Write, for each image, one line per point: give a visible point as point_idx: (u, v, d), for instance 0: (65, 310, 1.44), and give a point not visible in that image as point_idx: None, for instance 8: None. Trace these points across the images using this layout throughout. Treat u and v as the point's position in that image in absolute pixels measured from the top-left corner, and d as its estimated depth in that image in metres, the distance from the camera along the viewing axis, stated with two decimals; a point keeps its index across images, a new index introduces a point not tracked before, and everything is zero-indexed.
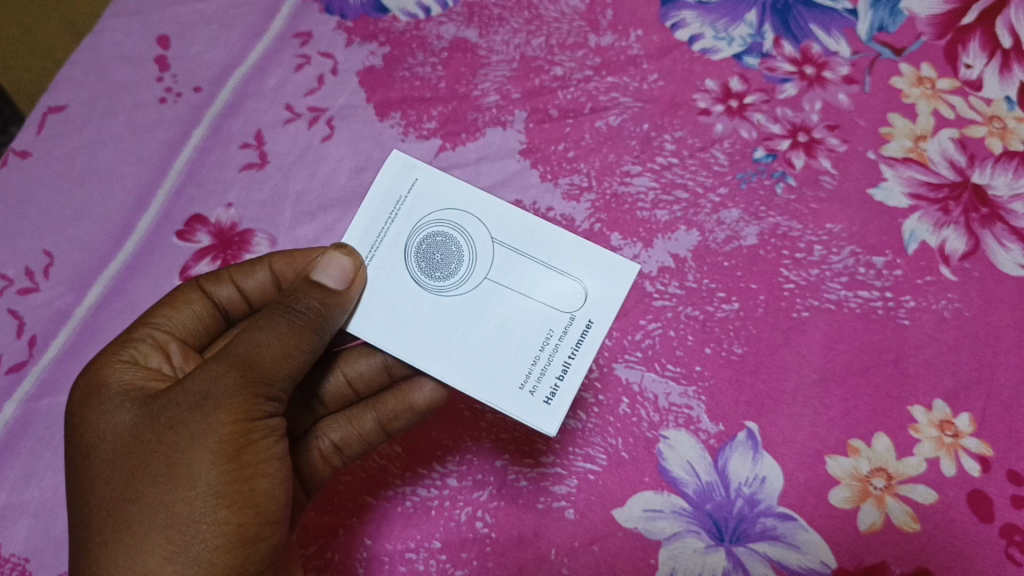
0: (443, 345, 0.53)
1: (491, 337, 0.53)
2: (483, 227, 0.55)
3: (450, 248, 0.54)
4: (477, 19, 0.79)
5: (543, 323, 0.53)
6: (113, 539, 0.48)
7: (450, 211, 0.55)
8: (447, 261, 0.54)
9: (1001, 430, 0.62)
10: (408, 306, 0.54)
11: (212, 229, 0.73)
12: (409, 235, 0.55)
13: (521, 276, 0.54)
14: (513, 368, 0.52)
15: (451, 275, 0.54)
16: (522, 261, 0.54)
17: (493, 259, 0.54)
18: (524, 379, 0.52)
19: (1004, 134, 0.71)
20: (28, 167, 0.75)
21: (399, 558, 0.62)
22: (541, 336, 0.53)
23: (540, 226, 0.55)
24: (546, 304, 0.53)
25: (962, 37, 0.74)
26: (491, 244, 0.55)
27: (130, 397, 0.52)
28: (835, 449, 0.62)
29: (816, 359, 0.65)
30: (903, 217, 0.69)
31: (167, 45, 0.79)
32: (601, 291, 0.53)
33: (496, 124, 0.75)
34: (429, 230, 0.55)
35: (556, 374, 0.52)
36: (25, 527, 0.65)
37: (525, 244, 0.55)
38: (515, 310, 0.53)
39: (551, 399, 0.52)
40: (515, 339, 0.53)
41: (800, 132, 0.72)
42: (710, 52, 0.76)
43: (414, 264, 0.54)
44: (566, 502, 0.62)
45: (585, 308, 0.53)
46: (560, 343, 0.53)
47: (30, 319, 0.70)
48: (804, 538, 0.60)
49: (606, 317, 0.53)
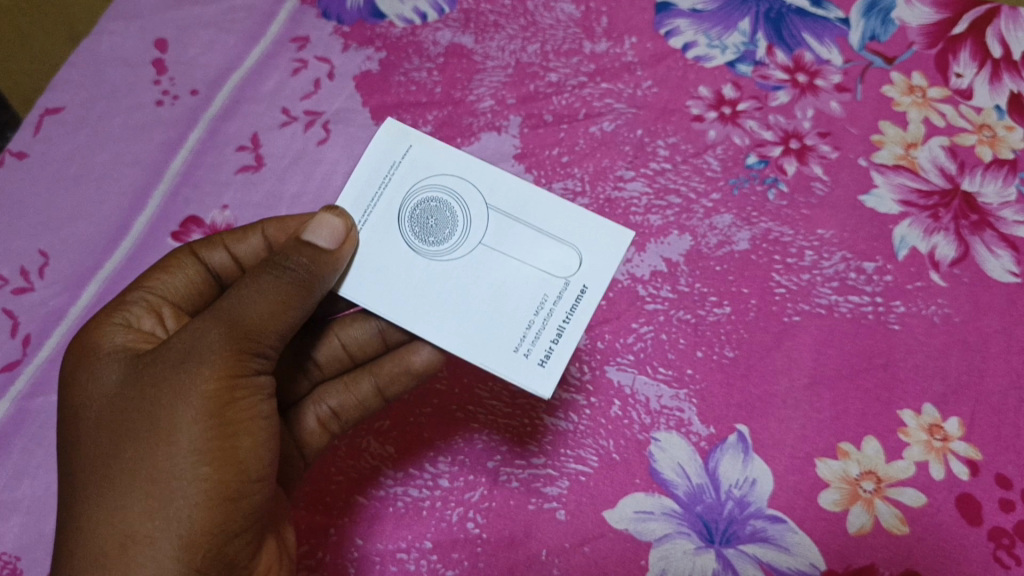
0: (437, 312, 0.53)
1: (486, 302, 0.53)
2: (478, 192, 0.55)
3: (444, 213, 0.54)
4: (473, 25, 0.80)
5: (538, 287, 0.53)
6: (95, 490, 0.49)
7: (445, 175, 0.55)
8: (443, 220, 0.54)
9: (989, 434, 0.62)
10: (401, 270, 0.54)
11: (208, 230, 0.73)
12: (402, 200, 0.55)
13: (516, 242, 0.54)
14: (507, 332, 0.53)
15: (447, 235, 0.54)
16: (517, 227, 0.55)
17: (487, 225, 0.54)
18: (521, 342, 0.52)
19: (993, 143, 0.72)
20: (25, 168, 0.76)
21: (390, 558, 0.62)
22: (535, 301, 0.53)
23: (535, 194, 0.55)
24: (542, 267, 0.53)
25: (952, 47, 0.75)
26: (486, 210, 0.55)
27: (120, 355, 0.53)
28: (824, 451, 0.63)
29: (806, 363, 0.65)
30: (893, 224, 0.69)
31: (164, 48, 0.80)
32: (594, 258, 0.54)
33: (492, 128, 0.76)
34: (422, 196, 0.55)
35: (551, 337, 0.52)
36: (18, 524, 0.64)
37: (521, 211, 0.55)
38: (512, 274, 0.54)
39: (546, 361, 0.52)
40: (509, 305, 0.53)
41: (791, 139, 0.73)
42: (703, 59, 0.77)
43: (409, 225, 0.54)
44: (557, 503, 0.62)
45: (579, 274, 0.53)
46: (556, 307, 0.53)
47: (25, 318, 0.71)
48: (793, 541, 0.60)
49: (600, 284, 0.53)
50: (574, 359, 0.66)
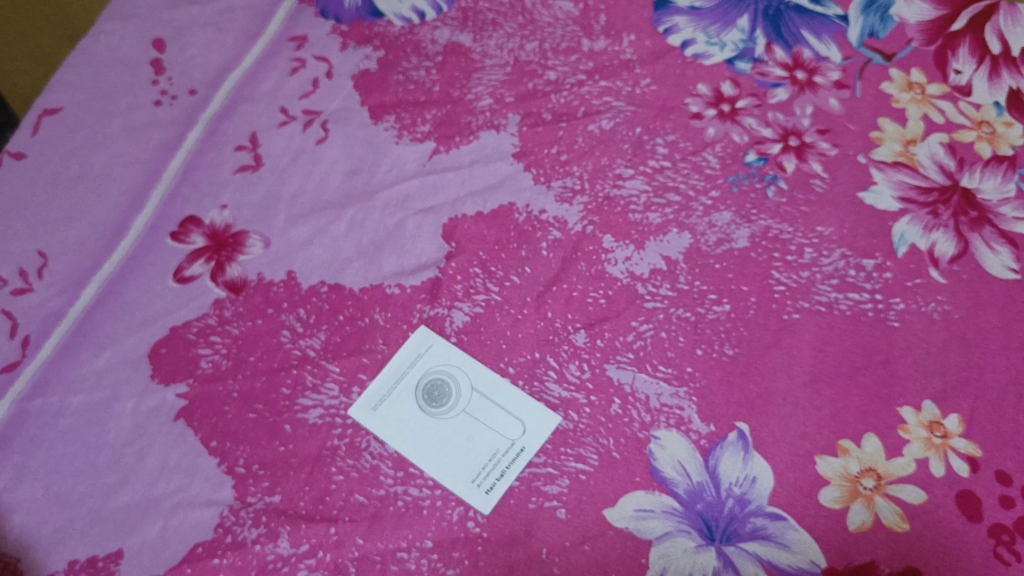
0: (415, 440, 0.64)
1: (456, 443, 0.64)
2: (465, 376, 0.66)
3: (434, 386, 0.66)
4: (471, 24, 0.82)
5: (493, 453, 0.63)
6: None
7: (443, 348, 0.67)
8: (443, 394, 0.66)
9: (989, 430, 0.62)
10: (393, 399, 0.65)
11: (206, 231, 0.73)
12: (404, 367, 0.66)
13: (487, 413, 0.65)
14: (464, 464, 0.63)
15: (443, 405, 0.65)
16: (491, 403, 0.65)
17: (468, 406, 0.65)
18: (476, 476, 0.62)
19: (992, 139, 0.73)
20: (21, 168, 0.75)
21: (391, 558, 0.60)
22: (490, 450, 0.63)
23: (512, 388, 0.65)
24: (503, 434, 0.63)
25: (951, 44, 0.78)
26: (469, 392, 0.65)
27: None
28: (824, 449, 0.62)
29: (806, 360, 0.65)
30: (892, 220, 0.69)
31: (162, 47, 0.82)
32: (538, 431, 0.63)
33: (490, 127, 0.76)
34: (421, 358, 0.66)
35: (497, 474, 0.62)
36: (17, 526, 0.61)
37: (498, 398, 0.65)
38: (482, 430, 0.64)
39: (491, 489, 0.61)
40: (470, 447, 0.63)
41: (791, 136, 0.74)
42: (702, 57, 0.79)
43: (416, 393, 0.65)
44: (557, 501, 0.61)
45: (526, 439, 0.63)
46: (509, 461, 0.62)
47: (23, 319, 0.68)
48: (794, 538, 0.59)
49: (538, 447, 0.63)
50: (573, 357, 0.66)
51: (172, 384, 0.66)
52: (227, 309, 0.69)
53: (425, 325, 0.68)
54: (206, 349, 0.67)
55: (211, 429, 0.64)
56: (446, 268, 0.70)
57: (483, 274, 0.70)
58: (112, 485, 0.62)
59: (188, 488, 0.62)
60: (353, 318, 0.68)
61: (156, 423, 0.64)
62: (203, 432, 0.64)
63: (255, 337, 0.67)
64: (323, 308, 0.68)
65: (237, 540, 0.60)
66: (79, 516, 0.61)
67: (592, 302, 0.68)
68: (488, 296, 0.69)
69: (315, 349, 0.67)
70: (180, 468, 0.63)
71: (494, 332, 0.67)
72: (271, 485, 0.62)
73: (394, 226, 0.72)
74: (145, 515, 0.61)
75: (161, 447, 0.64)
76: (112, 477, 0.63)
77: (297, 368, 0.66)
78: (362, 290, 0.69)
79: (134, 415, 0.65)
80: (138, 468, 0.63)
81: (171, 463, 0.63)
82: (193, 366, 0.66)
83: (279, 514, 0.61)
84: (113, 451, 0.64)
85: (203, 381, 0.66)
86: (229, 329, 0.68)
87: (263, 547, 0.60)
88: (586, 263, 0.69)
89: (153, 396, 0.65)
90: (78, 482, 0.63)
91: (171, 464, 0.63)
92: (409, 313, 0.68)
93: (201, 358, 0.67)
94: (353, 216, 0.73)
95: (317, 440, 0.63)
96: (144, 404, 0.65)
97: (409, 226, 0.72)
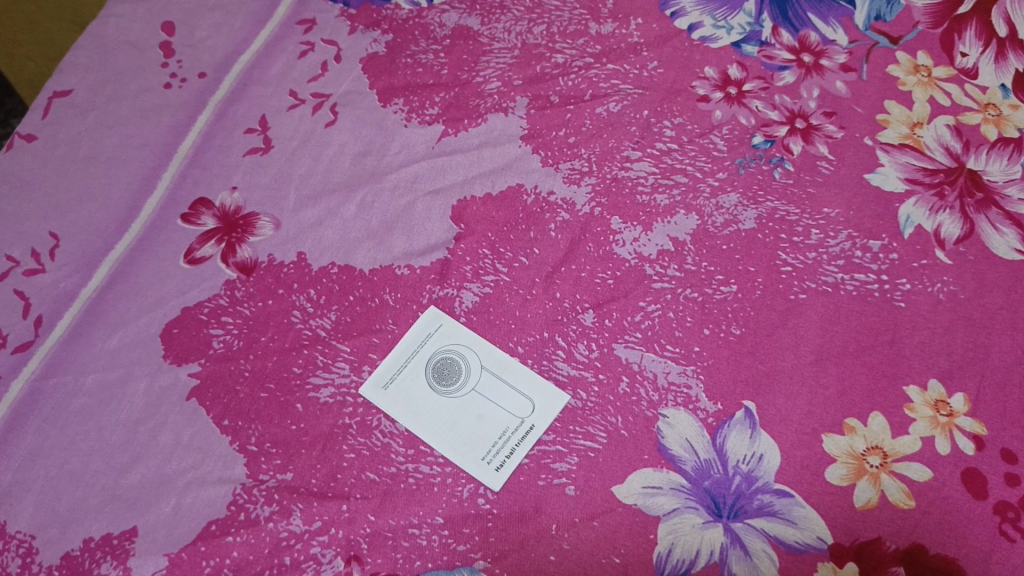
0: (426, 419, 0.64)
1: (466, 421, 0.64)
2: (475, 355, 0.66)
3: (446, 365, 0.66)
4: (479, 8, 0.83)
5: (503, 431, 0.64)
6: None
7: (454, 329, 0.67)
8: (453, 373, 0.66)
9: (995, 409, 0.62)
10: (404, 378, 0.66)
11: (216, 212, 0.73)
12: (416, 347, 0.67)
13: (497, 392, 0.65)
14: (474, 442, 0.63)
15: (453, 384, 0.66)
16: (501, 383, 0.66)
17: (478, 386, 0.66)
18: (486, 453, 0.63)
19: (999, 121, 0.73)
20: (33, 151, 0.76)
21: (401, 534, 0.60)
22: (500, 428, 0.64)
23: (521, 366, 0.66)
24: (514, 412, 0.64)
25: (957, 27, 0.79)
26: (479, 371, 0.66)
27: None
28: (831, 427, 0.62)
29: (812, 339, 0.65)
30: (899, 202, 0.70)
31: (171, 31, 0.83)
32: (546, 408, 0.64)
33: (498, 110, 0.77)
34: (432, 339, 0.67)
35: (506, 452, 0.63)
36: (31, 504, 0.62)
37: (507, 377, 0.66)
38: (493, 409, 0.65)
39: (500, 466, 0.62)
40: (480, 425, 0.64)
41: (797, 118, 0.74)
42: (709, 40, 0.79)
43: (426, 372, 0.66)
44: (566, 479, 0.61)
45: (533, 416, 0.64)
46: (519, 439, 0.63)
47: (36, 300, 0.69)
48: (801, 514, 0.59)
49: (546, 425, 0.63)
50: (581, 337, 0.66)
51: (184, 363, 0.66)
52: (238, 290, 0.69)
53: (435, 305, 0.68)
54: (218, 330, 0.68)
55: (223, 408, 0.65)
56: (455, 249, 0.70)
57: (492, 255, 0.70)
58: (125, 463, 0.63)
59: (201, 466, 0.63)
60: (363, 299, 0.68)
61: (169, 402, 0.65)
62: (215, 411, 0.65)
63: (266, 317, 0.68)
64: (334, 288, 0.69)
65: (250, 517, 0.61)
66: (93, 494, 0.62)
67: (600, 282, 0.68)
68: (496, 277, 0.69)
69: (325, 329, 0.67)
70: (192, 446, 0.63)
71: (503, 312, 0.68)
72: (283, 462, 0.63)
73: (403, 208, 0.73)
74: (159, 493, 0.62)
75: (173, 425, 0.64)
76: (125, 455, 0.63)
77: (308, 348, 0.67)
78: (371, 271, 0.70)
79: (147, 394, 0.65)
80: (151, 446, 0.64)
81: (184, 442, 0.64)
82: (205, 346, 0.67)
83: (291, 491, 0.61)
84: (125, 430, 0.64)
85: (215, 360, 0.66)
86: (241, 309, 0.68)
87: (276, 524, 0.60)
88: (594, 244, 0.70)
89: (166, 375, 0.66)
90: (91, 460, 0.63)
91: (183, 442, 0.64)
92: (419, 294, 0.69)
93: (213, 338, 0.67)
94: (363, 198, 0.73)
95: (328, 419, 0.64)
96: (157, 383, 0.66)
97: (418, 207, 0.73)
